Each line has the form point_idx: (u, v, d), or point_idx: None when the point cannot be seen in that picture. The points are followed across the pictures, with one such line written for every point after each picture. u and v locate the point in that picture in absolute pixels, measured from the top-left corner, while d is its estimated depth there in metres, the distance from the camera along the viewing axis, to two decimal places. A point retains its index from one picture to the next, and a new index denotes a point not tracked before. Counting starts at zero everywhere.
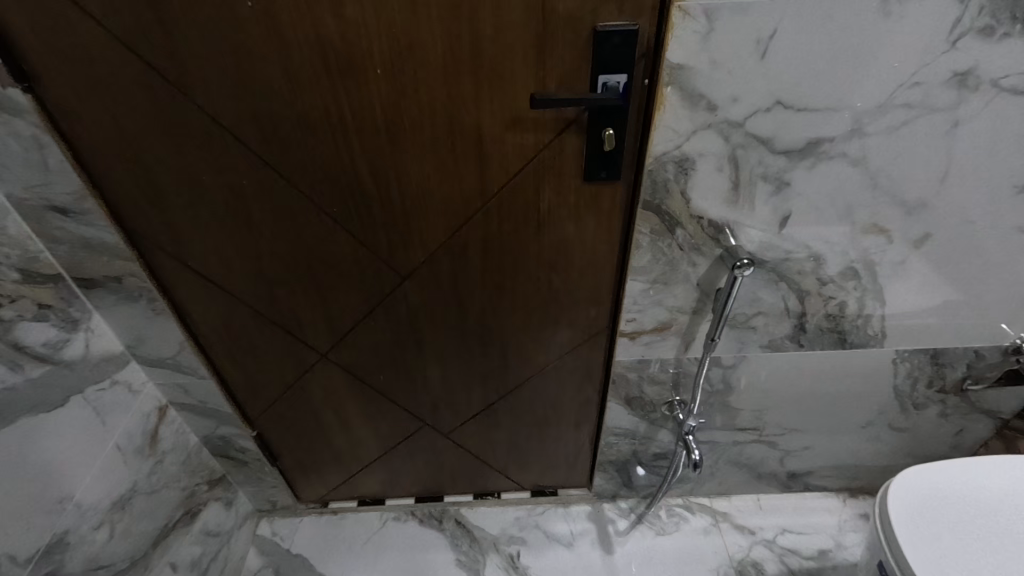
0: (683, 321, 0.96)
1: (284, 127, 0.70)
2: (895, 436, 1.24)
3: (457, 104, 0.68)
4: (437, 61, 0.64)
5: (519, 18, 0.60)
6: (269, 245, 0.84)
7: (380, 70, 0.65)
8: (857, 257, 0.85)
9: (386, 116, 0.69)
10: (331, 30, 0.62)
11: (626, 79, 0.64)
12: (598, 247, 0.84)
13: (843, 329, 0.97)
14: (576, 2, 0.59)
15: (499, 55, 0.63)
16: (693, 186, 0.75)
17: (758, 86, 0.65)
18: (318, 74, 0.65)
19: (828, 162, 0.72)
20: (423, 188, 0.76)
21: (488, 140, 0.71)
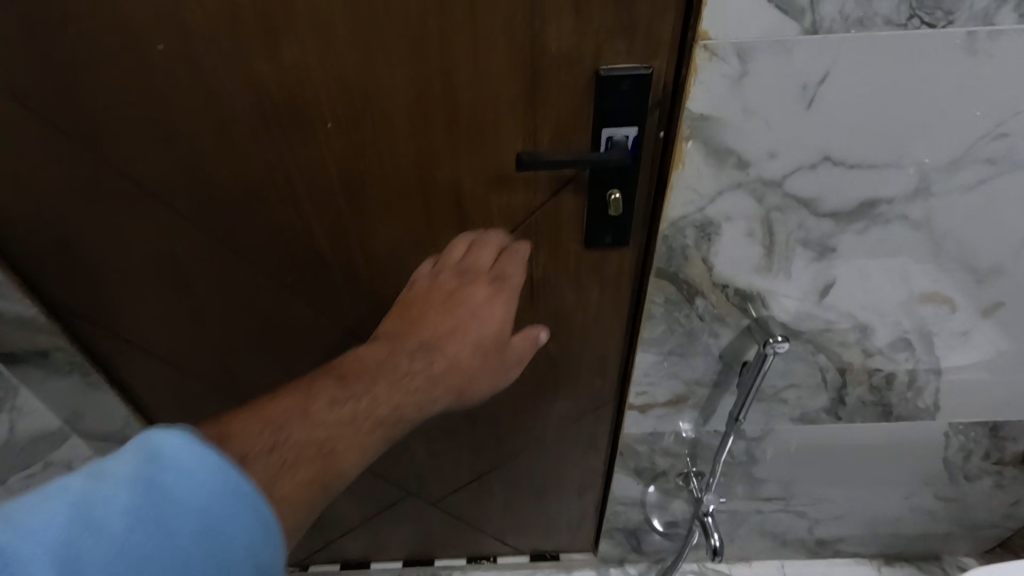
0: (702, 394, 0.83)
1: (219, 189, 0.58)
2: (940, 505, 1.10)
3: (428, 162, 0.55)
4: (401, 112, 0.51)
5: (502, 60, 0.48)
6: (216, 315, 0.72)
7: (330, 122, 0.52)
8: (911, 328, 0.71)
9: (343, 176, 0.56)
10: (266, 77, 0.49)
11: (638, 132, 0.51)
12: (602, 315, 0.71)
13: (889, 402, 0.84)
14: (573, 40, 0.46)
15: (478, 105, 0.51)
16: (717, 252, 0.62)
17: (802, 139, 0.51)
18: (255, 129, 0.53)
19: (885, 226, 0.59)
20: (392, 255, 0.64)
21: (469, 202, 0.58)
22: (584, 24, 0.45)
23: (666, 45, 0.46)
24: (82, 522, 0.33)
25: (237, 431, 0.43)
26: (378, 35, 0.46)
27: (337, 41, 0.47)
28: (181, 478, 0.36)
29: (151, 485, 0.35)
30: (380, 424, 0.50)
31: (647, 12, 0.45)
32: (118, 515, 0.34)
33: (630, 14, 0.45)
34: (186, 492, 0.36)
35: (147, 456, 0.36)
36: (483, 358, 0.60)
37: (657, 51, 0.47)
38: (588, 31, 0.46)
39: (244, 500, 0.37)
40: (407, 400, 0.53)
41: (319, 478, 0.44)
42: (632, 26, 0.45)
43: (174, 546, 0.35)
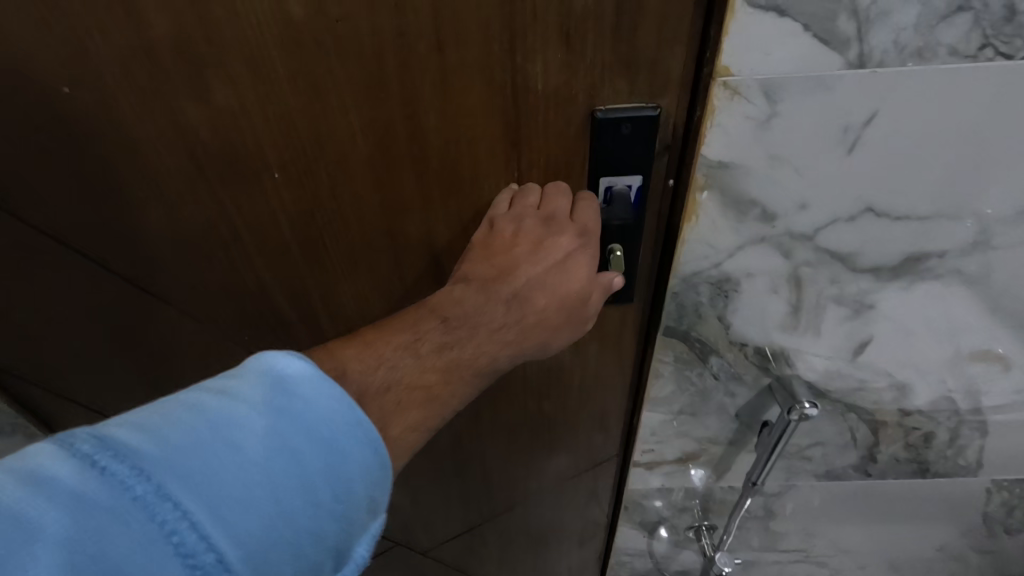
0: (715, 452, 0.74)
1: (156, 245, 0.50)
2: (977, 558, 1.01)
3: (397, 215, 0.47)
4: (360, 162, 0.43)
5: (477, 102, 0.40)
6: (168, 375, 0.64)
7: (277, 173, 0.44)
8: (956, 387, 0.63)
9: (297, 232, 0.48)
10: (196, 123, 0.41)
11: (642, 181, 0.43)
12: (602, 374, 0.63)
13: (925, 459, 0.75)
14: (562, 77, 0.38)
15: (451, 152, 0.43)
16: (736, 310, 0.53)
17: (840, 190, 0.43)
18: (190, 181, 0.45)
19: (933, 281, 0.50)
20: (360, 314, 0.56)
21: (446, 257, 0.50)
22: (575, 59, 0.37)
23: (676, 82, 0.38)
24: (222, 438, 0.30)
25: (352, 353, 0.37)
26: (326, 74, 0.38)
27: (276, 82, 0.39)
28: (313, 403, 0.33)
29: (283, 409, 0.32)
30: (481, 369, 0.41)
31: (652, 45, 0.36)
32: (257, 439, 0.31)
33: (631, 47, 0.36)
34: (321, 416, 0.32)
35: (272, 381, 0.33)
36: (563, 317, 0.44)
37: (665, 90, 0.39)
38: (580, 67, 0.37)
39: (369, 434, 0.33)
40: (506, 351, 0.42)
41: (418, 419, 0.38)
42: (634, 61, 0.37)
43: (302, 470, 0.31)
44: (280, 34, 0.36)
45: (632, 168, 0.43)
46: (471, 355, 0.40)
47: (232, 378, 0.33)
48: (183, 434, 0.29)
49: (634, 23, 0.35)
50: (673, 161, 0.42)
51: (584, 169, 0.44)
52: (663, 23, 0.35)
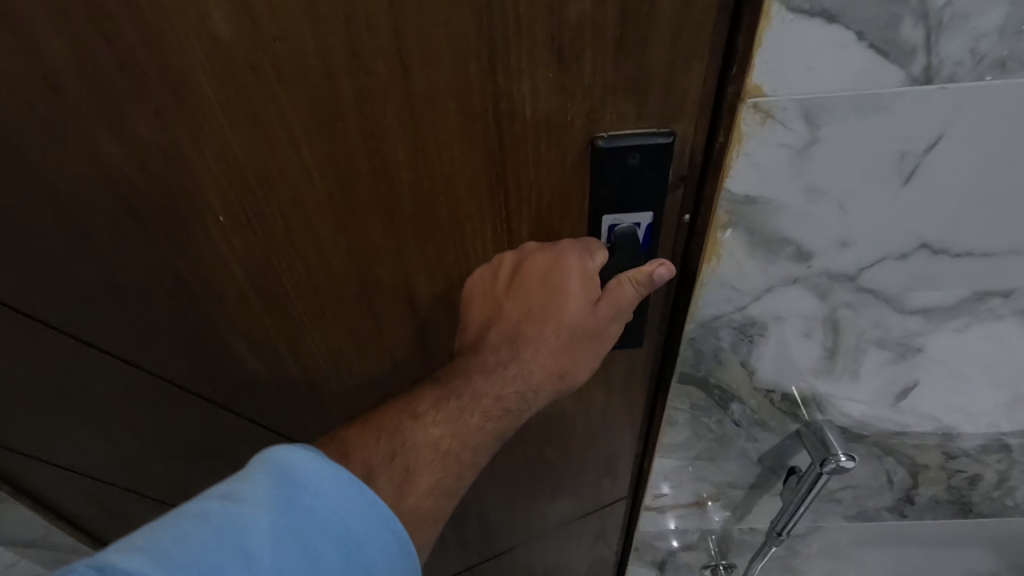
0: (735, 495, 0.67)
1: (99, 284, 0.44)
2: None
3: (366, 258, 0.41)
4: (318, 201, 0.37)
5: (452, 133, 0.33)
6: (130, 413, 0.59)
7: (223, 215, 0.38)
8: (1011, 429, 0.55)
9: (253, 276, 0.42)
10: (122, 156, 0.35)
11: (652, 219, 0.36)
12: (609, 420, 0.56)
13: (969, 501, 0.68)
14: (555, 102, 0.31)
15: (425, 190, 0.36)
16: (762, 355, 0.46)
17: (892, 225, 0.36)
18: (126, 224, 0.39)
19: (995, 322, 0.43)
20: (333, 359, 0.50)
21: (426, 302, 0.44)
22: (569, 79, 0.30)
23: (695, 104, 0.31)
24: (231, 545, 0.30)
25: (355, 437, 0.38)
26: (266, 104, 0.32)
27: (208, 111, 0.32)
28: (320, 493, 0.33)
29: (291, 502, 0.32)
30: (492, 416, 0.38)
31: (665, 61, 0.29)
32: (266, 538, 0.31)
33: (639, 64, 0.29)
34: (324, 506, 0.33)
35: (276, 475, 0.33)
36: (577, 346, 0.38)
37: (682, 114, 0.31)
38: (575, 89, 0.31)
39: (380, 513, 0.33)
40: (510, 391, 0.38)
41: (431, 483, 0.37)
42: (641, 80, 0.30)
43: (317, 564, 0.32)
44: (204, 56, 0.30)
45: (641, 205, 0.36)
46: (473, 403, 0.38)
47: (235, 478, 0.33)
48: (188, 548, 0.30)
49: (641, 35, 0.28)
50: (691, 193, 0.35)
51: (582, 208, 0.36)
52: (677, 35, 0.28)
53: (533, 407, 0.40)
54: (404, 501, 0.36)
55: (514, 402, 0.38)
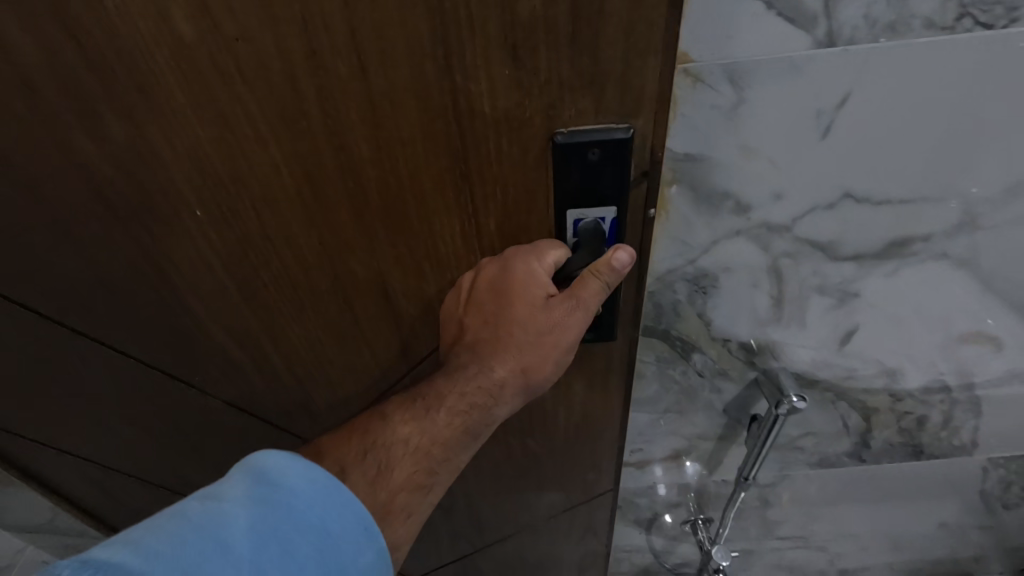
0: (705, 448, 0.72)
1: (94, 277, 0.47)
2: (978, 534, 1.00)
3: (338, 250, 0.44)
4: (289, 196, 0.40)
5: (411, 128, 0.36)
6: (131, 398, 0.62)
7: (200, 211, 0.41)
8: (949, 369, 0.61)
9: (232, 269, 0.45)
10: (102, 154, 0.38)
11: (615, 213, 0.40)
12: (591, 407, 0.60)
13: (919, 442, 0.73)
14: (516, 97, 0.34)
15: (389, 183, 0.39)
16: (715, 306, 0.51)
17: (817, 178, 0.40)
18: (111, 220, 0.42)
19: (920, 266, 0.48)
20: (313, 349, 0.53)
21: (400, 292, 0.47)
22: (525, 76, 0.33)
23: (651, 99, 0.34)
24: (210, 540, 0.32)
25: (331, 444, 0.43)
26: (238, 105, 0.34)
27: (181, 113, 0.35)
28: (299, 490, 0.35)
29: (272, 500, 0.34)
30: (458, 411, 0.44)
31: (620, 58, 0.33)
32: (243, 534, 0.32)
33: (592, 61, 0.33)
34: (303, 504, 0.34)
35: (256, 475, 0.35)
36: (535, 344, 0.44)
37: (633, 104, 0.35)
38: (532, 84, 0.34)
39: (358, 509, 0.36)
40: (474, 387, 0.44)
41: (405, 476, 0.43)
42: (593, 72, 0.33)
43: (295, 560, 0.33)
44: (174, 58, 0.32)
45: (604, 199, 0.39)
46: (438, 401, 0.44)
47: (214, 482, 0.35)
48: (168, 543, 0.31)
49: (591, 33, 0.31)
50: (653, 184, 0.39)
51: (549, 197, 0.40)
52: (623, 33, 0.31)
53: (500, 402, 0.46)
54: (379, 496, 0.41)
55: (480, 397, 0.45)
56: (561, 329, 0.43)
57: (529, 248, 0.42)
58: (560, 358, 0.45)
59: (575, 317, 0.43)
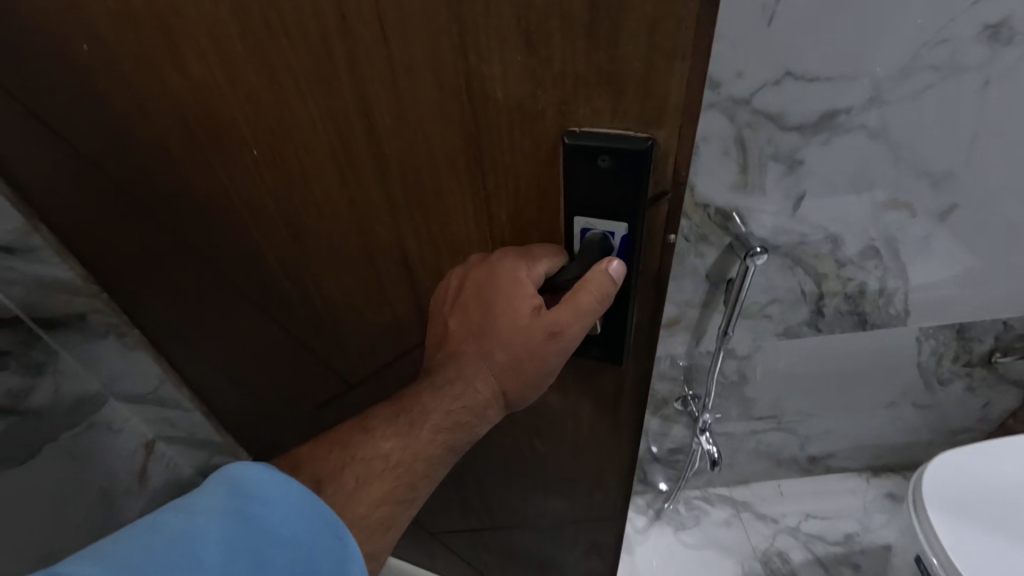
0: (693, 315, 0.90)
1: (169, 195, 0.57)
2: (920, 412, 1.19)
3: (366, 206, 0.52)
4: (326, 152, 0.48)
5: (431, 106, 0.43)
6: (208, 304, 0.73)
7: (259, 151, 0.49)
8: (877, 235, 0.79)
9: (281, 204, 0.54)
10: (184, 90, 0.46)
11: (623, 229, 0.49)
12: (606, 384, 0.69)
13: (863, 311, 0.92)
14: (524, 89, 0.41)
15: (408, 152, 0.47)
16: (697, 172, 0.69)
17: (765, 59, 0.58)
18: (189, 147, 0.51)
19: (845, 135, 0.65)
20: (342, 279, 0.64)
21: (416, 247, 0.56)
22: (538, 64, 0.39)
23: (673, 107, 0.40)
24: (184, 551, 0.40)
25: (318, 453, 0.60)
26: (296, 67, 0.42)
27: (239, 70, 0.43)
28: (269, 501, 0.43)
29: (243, 511, 0.42)
30: (439, 424, 0.60)
31: (641, 61, 0.38)
32: (214, 544, 0.41)
33: (611, 60, 0.38)
34: (273, 515, 0.43)
35: (230, 489, 0.43)
36: (510, 362, 0.58)
37: (653, 107, 0.41)
38: (547, 75, 0.40)
39: (324, 513, 0.44)
40: (455, 402, 0.60)
41: (384, 491, 0.58)
42: (611, 75, 0.39)
43: (263, 562, 0.42)
44: (235, 16, 0.40)
45: (617, 211, 0.49)
46: (422, 415, 0.60)
47: (195, 492, 0.43)
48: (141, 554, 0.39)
49: (608, 34, 0.37)
50: (676, 199, 0.47)
51: (561, 189, 0.48)
52: (647, 30, 0.36)
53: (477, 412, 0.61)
54: (357, 509, 0.56)
55: (460, 411, 0.60)
56: (527, 351, 0.57)
57: (526, 255, 0.52)
58: (527, 377, 0.59)
59: (540, 341, 0.56)
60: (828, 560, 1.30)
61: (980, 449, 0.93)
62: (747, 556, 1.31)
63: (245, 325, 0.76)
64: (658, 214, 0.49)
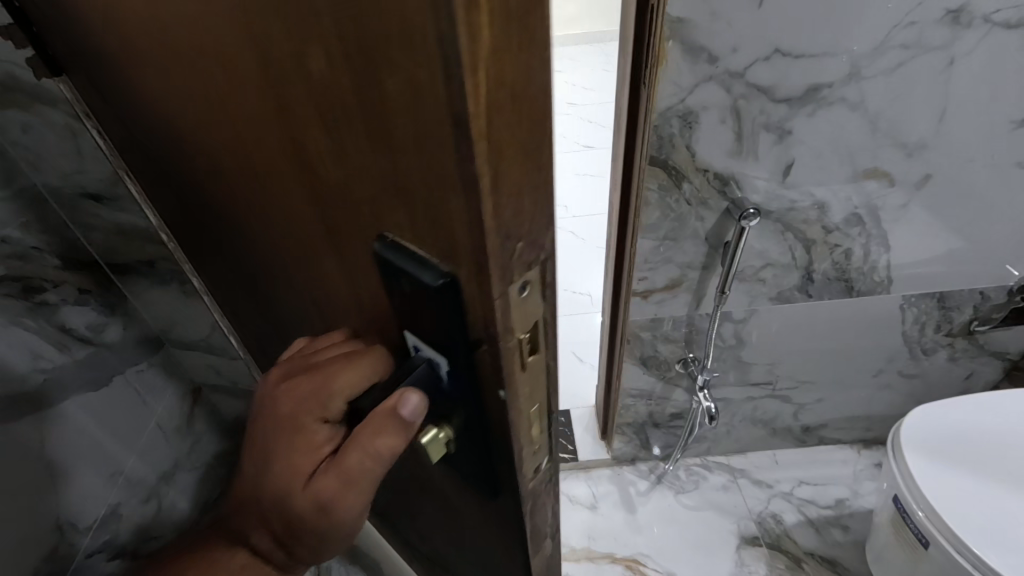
0: (693, 278, 0.99)
1: (169, 167, 0.58)
2: (907, 382, 1.28)
3: (279, 243, 0.47)
4: (235, 175, 0.43)
5: (282, 160, 0.35)
6: (220, 279, 0.76)
7: (198, 152, 0.46)
8: (861, 203, 0.88)
9: (232, 211, 0.51)
10: (140, 72, 0.44)
11: (449, 365, 0.36)
12: (488, 526, 0.54)
13: (850, 277, 1.01)
14: (339, 170, 0.31)
15: (285, 204, 0.39)
16: (697, 139, 0.78)
17: (757, 35, 0.68)
18: (163, 129, 0.50)
19: (829, 108, 0.75)
20: (297, 311, 0.58)
21: (327, 306, 0.49)
22: (339, 146, 0.29)
23: (463, 244, 0.28)
24: None
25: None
26: (184, 78, 0.38)
27: (158, 72, 0.41)
28: None
29: None
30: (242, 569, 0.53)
31: (422, 173, 0.26)
32: None
33: (397, 163, 0.27)
34: None
35: None
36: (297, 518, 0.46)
37: (449, 238, 0.28)
38: (351, 163, 0.30)
39: None
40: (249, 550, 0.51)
41: None
42: (403, 179, 0.28)
43: None
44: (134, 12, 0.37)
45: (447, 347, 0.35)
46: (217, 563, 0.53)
47: None
48: None
49: (381, 127, 0.26)
50: (498, 354, 0.33)
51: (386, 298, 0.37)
52: (416, 138, 0.25)
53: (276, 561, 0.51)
54: None
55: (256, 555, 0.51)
56: (315, 509, 0.45)
57: (325, 381, 0.43)
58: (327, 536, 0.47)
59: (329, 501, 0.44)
60: (821, 522, 1.37)
61: (936, 408, 1.05)
62: (744, 517, 1.39)
63: (244, 310, 0.77)
64: (486, 363, 0.34)
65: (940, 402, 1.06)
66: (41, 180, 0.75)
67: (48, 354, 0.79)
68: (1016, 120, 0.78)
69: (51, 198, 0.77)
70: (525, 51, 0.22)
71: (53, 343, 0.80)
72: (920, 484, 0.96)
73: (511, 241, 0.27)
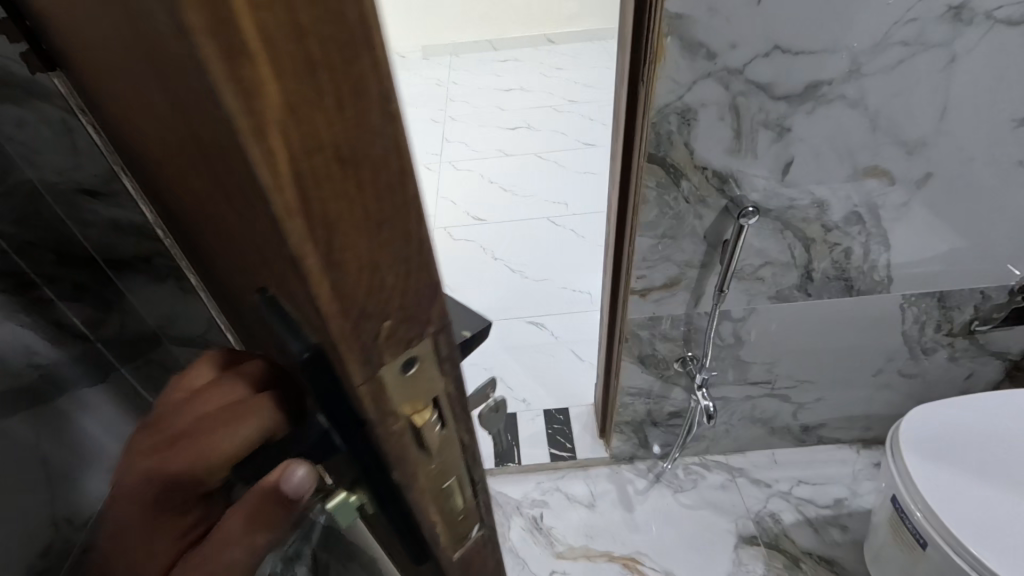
0: (692, 276, 0.99)
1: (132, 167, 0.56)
2: (907, 382, 1.27)
3: (209, 256, 0.45)
4: (161, 183, 0.42)
5: (179, 179, 0.34)
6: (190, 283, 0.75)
7: (134, 155, 0.45)
8: (860, 201, 0.87)
9: (174, 216, 0.50)
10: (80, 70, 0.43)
11: (348, 440, 0.32)
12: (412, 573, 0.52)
13: (849, 277, 1.00)
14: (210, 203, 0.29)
15: (197, 221, 0.38)
16: (696, 136, 0.77)
17: (757, 31, 0.67)
18: (110, 129, 0.49)
19: (828, 105, 0.74)
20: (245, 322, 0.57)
21: (254, 326, 0.47)
22: (204, 181, 0.28)
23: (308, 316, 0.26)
24: None
25: None
26: (99, 81, 0.36)
27: (86, 74, 0.39)
28: None
29: None
30: None
31: (259, 230, 0.25)
32: None
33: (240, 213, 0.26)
34: None
35: None
36: None
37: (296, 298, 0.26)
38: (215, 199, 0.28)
39: None
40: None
41: None
42: (250, 231, 0.26)
43: None
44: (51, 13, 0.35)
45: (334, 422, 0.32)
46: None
47: None
48: None
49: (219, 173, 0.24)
50: (376, 433, 0.31)
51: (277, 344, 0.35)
52: (240, 193, 0.23)
53: None
54: None
55: None
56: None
57: (206, 443, 0.34)
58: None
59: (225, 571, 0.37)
60: (819, 522, 1.37)
61: (935, 410, 1.04)
62: (741, 516, 1.39)
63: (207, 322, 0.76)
64: (375, 441, 0.31)
65: (939, 403, 1.06)
66: (36, 176, 0.73)
67: (39, 348, 0.81)
68: (1017, 118, 0.77)
69: (47, 193, 0.75)
70: (340, 124, 0.20)
71: (45, 338, 0.82)
72: (918, 484, 0.95)
73: (371, 314, 0.26)
